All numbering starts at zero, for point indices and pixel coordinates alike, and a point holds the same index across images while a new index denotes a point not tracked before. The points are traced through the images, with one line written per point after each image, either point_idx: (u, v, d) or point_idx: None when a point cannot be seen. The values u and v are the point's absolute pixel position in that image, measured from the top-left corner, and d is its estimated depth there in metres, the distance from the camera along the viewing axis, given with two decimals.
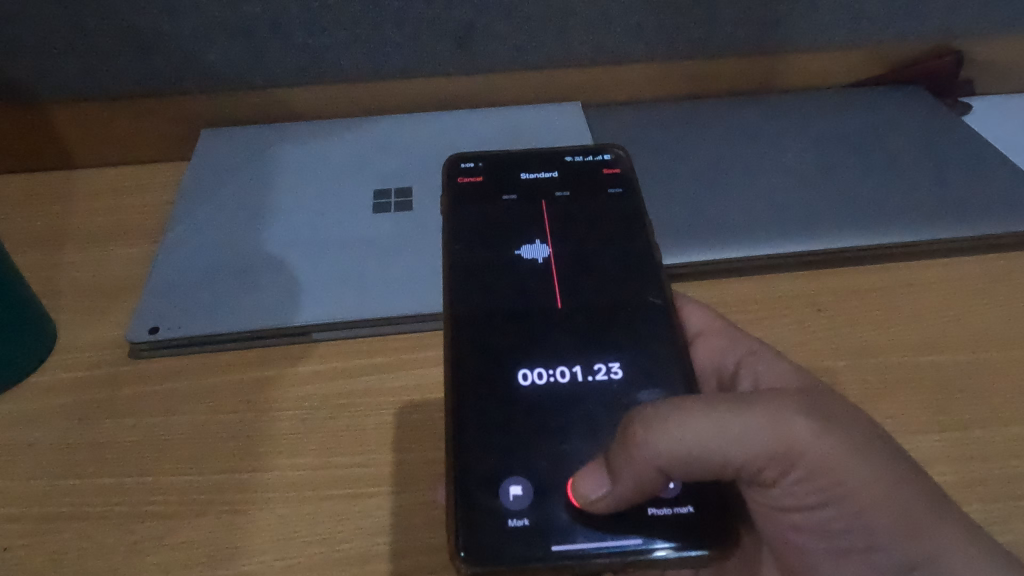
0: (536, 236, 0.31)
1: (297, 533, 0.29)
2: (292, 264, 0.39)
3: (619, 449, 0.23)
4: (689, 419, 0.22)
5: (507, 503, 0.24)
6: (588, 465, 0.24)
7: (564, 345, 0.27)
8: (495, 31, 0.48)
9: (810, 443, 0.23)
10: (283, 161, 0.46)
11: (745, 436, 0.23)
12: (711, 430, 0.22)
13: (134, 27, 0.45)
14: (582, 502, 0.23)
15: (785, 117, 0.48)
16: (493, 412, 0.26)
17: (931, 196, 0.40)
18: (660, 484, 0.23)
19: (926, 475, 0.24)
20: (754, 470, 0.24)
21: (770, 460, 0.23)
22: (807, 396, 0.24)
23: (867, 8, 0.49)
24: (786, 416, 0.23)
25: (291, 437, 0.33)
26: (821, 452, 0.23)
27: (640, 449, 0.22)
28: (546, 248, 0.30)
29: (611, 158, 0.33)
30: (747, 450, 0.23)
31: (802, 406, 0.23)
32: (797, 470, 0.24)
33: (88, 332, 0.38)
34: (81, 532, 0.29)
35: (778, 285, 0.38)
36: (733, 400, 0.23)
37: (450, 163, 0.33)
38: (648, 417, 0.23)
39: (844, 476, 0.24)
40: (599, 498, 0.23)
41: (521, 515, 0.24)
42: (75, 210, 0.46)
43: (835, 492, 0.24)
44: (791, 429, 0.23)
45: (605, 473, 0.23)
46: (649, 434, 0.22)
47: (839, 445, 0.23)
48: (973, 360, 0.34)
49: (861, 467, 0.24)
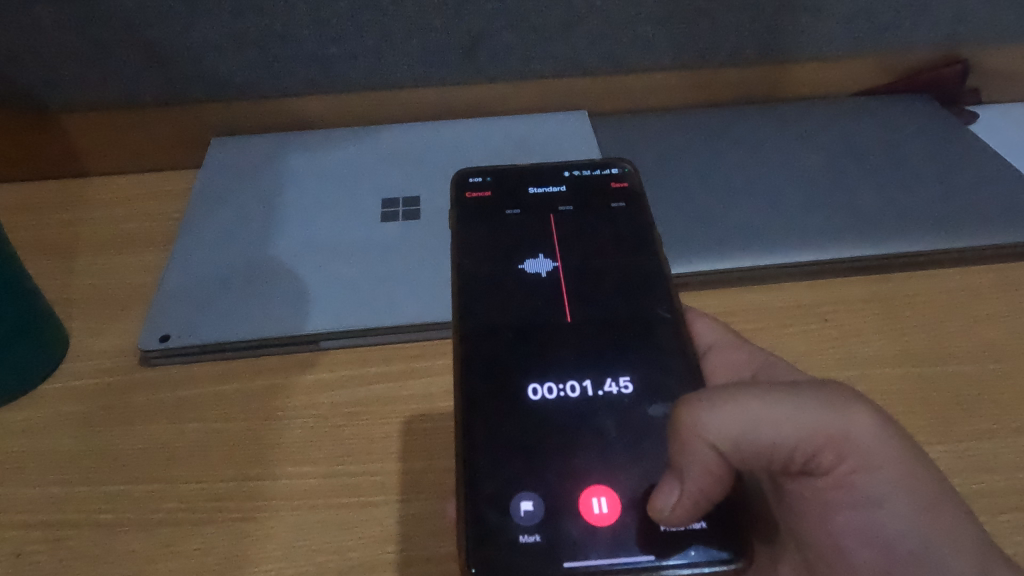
0: (542, 250, 0.31)
1: (307, 541, 0.29)
2: (301, 272, 0.39)
3: (677, 442, 0.23)
4: (733, 406, 0.22)
5: (518, 519, 0.24)
6: (664, 476, 0.24)
7: (574, 360, 0.27)
8: (502, 41, 0.48)
9: (851, 434, 0.23)
10: (295, 169, 0.47)
11: (784, 427, 0.22)
12: (763, 407, 0.22)
13: (145, 36, 0.46)
14: (660, 514, 0.23)
15: (792, 128, 0.48)
16: (503, 427, 0.26)
17: (943, 206, 0.40)
18: (724, 470, 0.23)
19: (951, 491, 0.24)
20: (802, 457, 0.24)
21: (822, 444, 0.23)
22: (844, 388, 0.23)
23: (872, 18, 0.49)
24: (826, 409, 0.23)
25: (300, 445, 0.33)
26: (861, 444, 0.23)
27: (690, 437, 0.22)
28: (550, 263, 0.30)
29: (619, 172, 0.33)
30: (797, 432, 0.23)
31: (838, 398, 0.23)
32: (847, 459, 0.23)
33: (99, 340, 0.38)
34: (93, 538, 0.30)
35: (786, 295, 0.38)
36: (778, 388, 0.23)
37: (459, 177, 0.34)
38: (699, 394, 0.23)
39: (886, 468, 0.23)
40: (675, 502, 0.23)
41: (532, 531, 0.24)
42: (86, 218, 0.46)
43: (876, 490, 0.24)
44: (843, 409, 0.23)
45: (673, 476, 0.23)
46: (700, 411, 0.22)
47: (883, 432, 0.23)
48: (980, 371, 0.34)
49: (900, 460, 0.24)
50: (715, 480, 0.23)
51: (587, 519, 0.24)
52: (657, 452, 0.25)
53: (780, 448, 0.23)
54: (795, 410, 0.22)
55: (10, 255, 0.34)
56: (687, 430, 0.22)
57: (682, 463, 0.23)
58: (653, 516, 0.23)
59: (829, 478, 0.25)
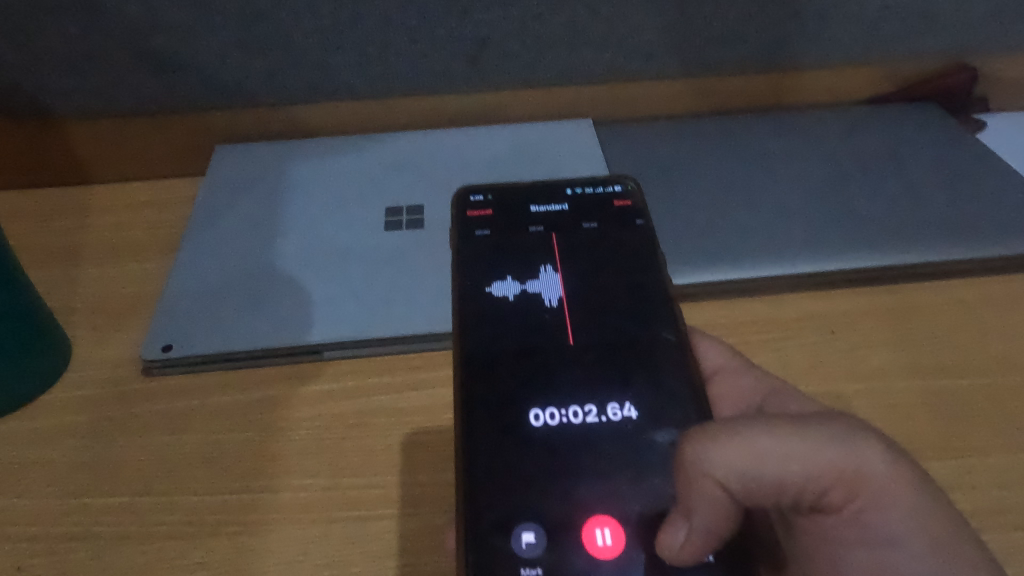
0: (507, 273, 0.31)
1: (306, 555, 0.29)
2: (305, 282, 0.39)
3: (684, 482, 0.23)
4: (739, 442, 0.22)
5: (519, 552, 0.24)
6: (670, 513, 0.24)
7: (576, 384, 0.27)
8: (506, 49, 0.48)
9: (863, 468, 0.22)
10: (299, 179, 0.46)
11: (793, 462, 0.22)
12: (773, 442, 0.22)
13: (149, 45, 0.45)
14: (670, 555, 0.23)
15: (798, 136, 0.47)
16: (503, 454, 0.25)
17: (954, 218, 0.39)
18: (734, 506, 0.23)
19: (968, 529, 0.23)
20: (814, 494, 0.23)
21: (833, 480, 0.23)
22: (854, 419, 0.23)
23: (879, 27, 0.49)
24: (837, 443, 0.22)
25: (302, 458, 0.33)
26: (874, 478, 0.23)
27: (697, 475, 0.22)
28: (517, 285, 0.30)
29: (622, 189, 0.33)
30: (806, 468, 0.22)
31: (848, 431, 0.23)
32: (860, 496, 0.23)
33: (101, 351, 0.38)
34: (92, 552, 0.29)
35: (791, 305, 0.38)
36: (786, 422, 0.22)
37: (459, 196, 0.33)
38: (704, 429, 0.23)
39: (899, 505, 0.23)
40: (684, 543, 0.23)
41: (534, 563, 0.23)
42: (89, 226, 0.46)
43: (890, 529, 0.23)
44: (856, 445, 0.22)
45: (682, 517, 0.23)
46: (705, 447, 0.22)
47: (896, 467, 0.23)
48: (989, 384, 0.34)
49: (913, 496, 0.23)
50: (723, 519, 0.22)
51: (590, 551, 0.24)
52: (662, 477, 0.25)
53: (791, 484, 0.23)
54: (805, 446, 0.22)
55: (11, 259, 0.34)
56: (692, 467, 0.22)
57: (690, 501, 0.23)
58: (659, 554, 0.23)
59: (842, 515, 0.24)
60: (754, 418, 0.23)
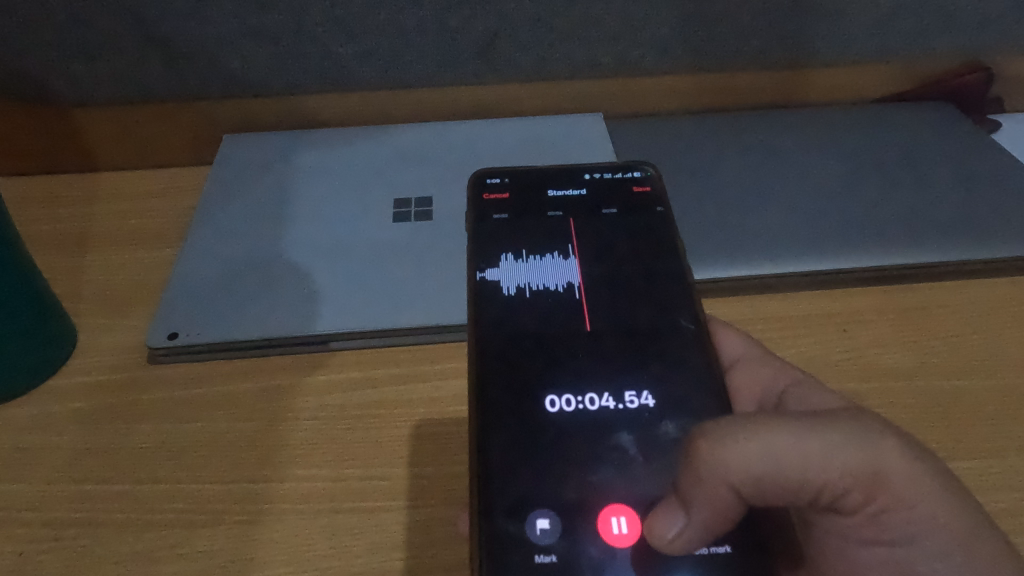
0: (482, 260, 0.30)
1: (312, 545, 0.29)
2: (312, 272, 0.39)
3: (691, 478, 0.22)
4: (756, 441, 0.21)
5: (534, 538, 0.23)
6: (666, 500, 0.23)
7: (593, 371, 0.27)
8: (518, 40, 0.47)
9: (883, 467, 0.22)
10: (308, 169, 0.46)
11: (810, 461, 0.22)
12: (791, 441, 0.21)
13: (159, 32, 0.45)
14: (659, 543, 0.23)
15: (812, 133, 0.47)
16: (519, 440, 0.25)
17: (970, 218, 0.39)
18: (737, 502, 0.22)
19: (987, 526, 0.23)
20: (832, 495, 0.23)
21: (852, 482, 0.22)
22: (872, 416, 0.23)
23: (894, 24, 0.48)
24: (856, 444, 0.22)
25: (308, 447, 0.32)
26: (895, 477, 0.22)
27: (710, 473, 0.22)
28: (489, 274, 0.30)
29: (641, 175, 0.33)
30: (826, 468, 0.22)
31: (867, 431, 0.22)
32: (879, 497, 0.23)
33: (110, 337, 0.38)
34: (95, 538, 0.29)
35: (802, 303, 0.38)
36: (806, 419, 0.22)
37: (475, 180, 0.33)
38: (717, 427, 0.22)
39: (919, 505, 0.23)
40: (677, 535, 0.23)
41: (549, 549, 0.23)
42: (97, 213, 0.46)
43: (909, 525, 0.23)
44: (874, 445, 0.22)
45: (679, 507, 0.23)
46: (719, 446, 0.21)
47: (915, 466, 0.22)
48: (1003, 386, 0.33)
49: (933, 495, 0.23)
50: (722, 517, 0.22)
51: (606, 539, 0.23)
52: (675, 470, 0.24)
53: (809, 485, 0.22)
54: (823, 445, 0.22)
55: (13, 229, 0.33)
56: (705, 467, 0.22)
57: (698, 498, 0.22)
58: (650, 540, 0.23)
59: (859, 514, 0.24)
60: (773, 416, 0.22)
